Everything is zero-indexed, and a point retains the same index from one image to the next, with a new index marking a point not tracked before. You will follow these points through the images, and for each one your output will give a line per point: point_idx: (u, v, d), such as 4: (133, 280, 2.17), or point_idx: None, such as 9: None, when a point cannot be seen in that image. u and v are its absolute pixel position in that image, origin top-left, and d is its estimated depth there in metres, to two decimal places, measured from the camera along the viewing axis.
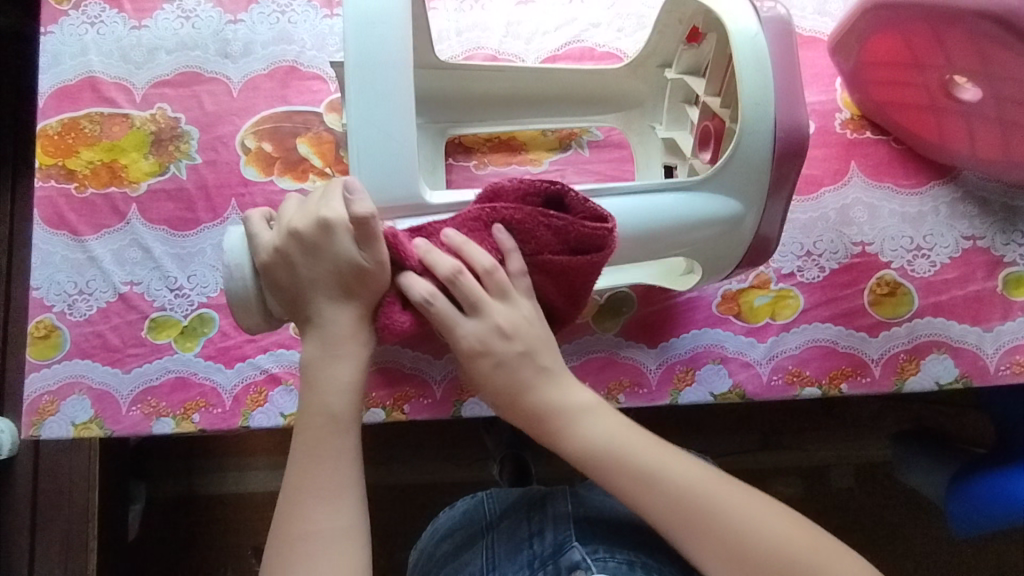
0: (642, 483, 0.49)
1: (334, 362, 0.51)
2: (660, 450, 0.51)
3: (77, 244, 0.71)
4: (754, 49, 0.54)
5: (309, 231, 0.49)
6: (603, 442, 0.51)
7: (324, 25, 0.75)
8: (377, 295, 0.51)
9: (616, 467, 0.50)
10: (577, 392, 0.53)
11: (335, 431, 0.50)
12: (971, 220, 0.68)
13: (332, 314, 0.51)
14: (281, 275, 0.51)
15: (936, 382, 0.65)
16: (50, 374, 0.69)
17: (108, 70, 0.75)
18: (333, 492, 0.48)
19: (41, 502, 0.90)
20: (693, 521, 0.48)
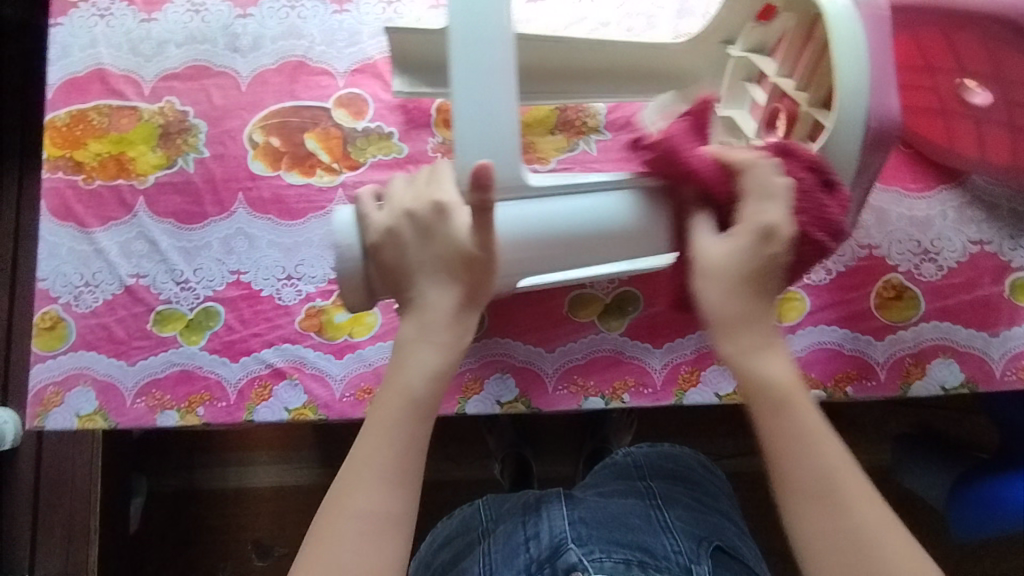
0: (794, 445, 0.46)
1: (430, 347, 0.50)
2: (826, 430, 0.47)
3: (83, 236, 0.71)
4: (851, 35, 0.53)
5: (422, 210, 0.51)
6: (784, 385, 0.48)
7: (334, 20, 0.75)
8: (473, 278, 0.50)
9: (789, 409, 0.47)
10: (779, 346, 0.49)
11: (406, 407, 0.48)
12: (980, 225, 0.68)
13: (431, 294, 0.50)
14: (387, 251, 0.51)
15: (942, 387, 0.65)
16: (56, 365, 0.69)
17: (116, 63, 0.75)
18: (396, 474, 0.47)
19: (44, 493, 0.91)
20: (834, 502, 0.44)
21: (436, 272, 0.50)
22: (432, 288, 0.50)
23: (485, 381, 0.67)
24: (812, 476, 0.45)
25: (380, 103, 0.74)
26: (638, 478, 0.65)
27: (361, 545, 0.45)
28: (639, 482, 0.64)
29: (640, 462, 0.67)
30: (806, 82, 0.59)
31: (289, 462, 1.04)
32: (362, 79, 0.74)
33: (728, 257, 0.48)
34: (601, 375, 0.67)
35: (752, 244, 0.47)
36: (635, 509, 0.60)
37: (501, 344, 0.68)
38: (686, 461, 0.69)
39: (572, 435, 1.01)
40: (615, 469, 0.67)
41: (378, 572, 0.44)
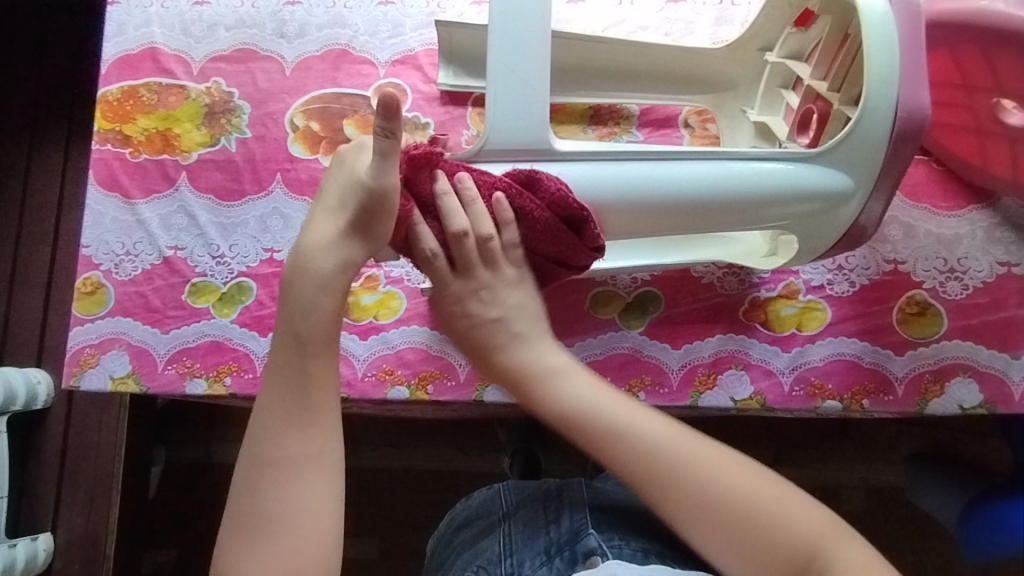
0: (622, 434, 0.48)
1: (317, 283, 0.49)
2: (630, 409, 0.49)
3: (127, 206, 0.74)
4: (885, 34, 0.53)
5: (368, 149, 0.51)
6: (571, 405, 0.50)
7: (378, 12, 0.77)
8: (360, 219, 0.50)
9: (577, 426, 0.50)
10: (554, 357, 0.54)
11: (301, 356, 0.48)
12: (1008, 246, 0.68)
13: (324, 217, 0.51)
14: (335, 169, 0.53)
15: (959, 406, 0.65)
16: (93, 329, 0.72)
17: (168, 42, 0.77)
18: (303, 419, 0.46)
19: (72, 453, 0.96)
20: (664, 478, 0.47)
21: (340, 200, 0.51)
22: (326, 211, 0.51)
23: None
24: (681, 469, 0.46)
25: (418, 94, 0.76)
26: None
27: (284, 489, 0.45)
28: None
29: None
30: (839, 82, 0.60)
31: None
32: (402, 70, 0.76)
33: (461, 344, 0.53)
34: (617, 372, 0.67)
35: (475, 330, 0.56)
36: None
37: None
38: None
39: None
40: None
41: (299, 517, 0.44)
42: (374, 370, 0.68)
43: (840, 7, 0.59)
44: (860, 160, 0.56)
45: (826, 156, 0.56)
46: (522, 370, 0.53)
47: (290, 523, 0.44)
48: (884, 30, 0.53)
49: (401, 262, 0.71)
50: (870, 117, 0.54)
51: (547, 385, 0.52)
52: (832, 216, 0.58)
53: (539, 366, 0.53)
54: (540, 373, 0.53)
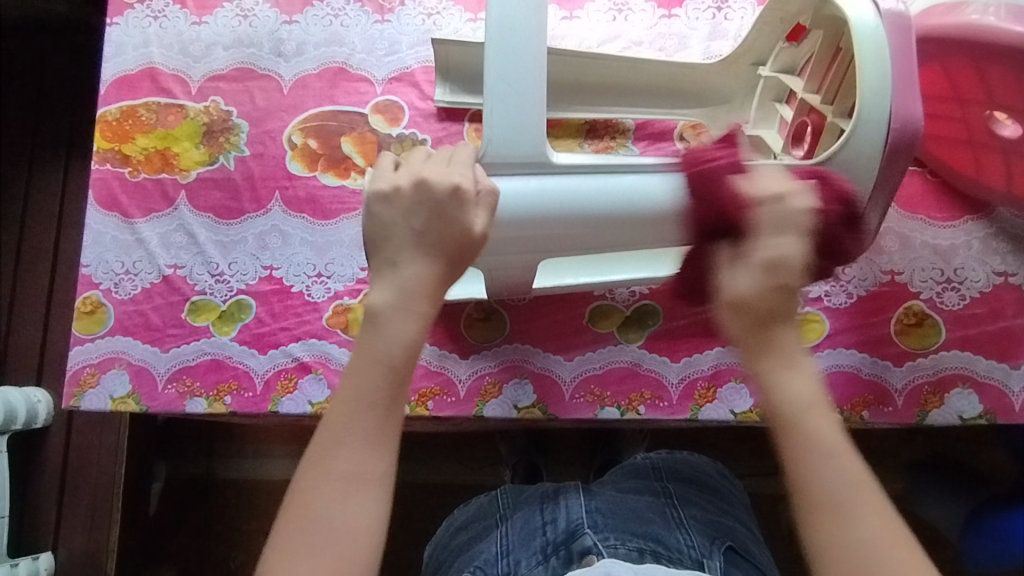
0: (819, 459, 0.46)
1: (397, 317, 0.49)
2: (847, 446, 0.46)
3: (126, 226, 0.75)
4: (875, 48, 0.54)
5: (439, 188, 0.51)
6: (807, 403, 0.48)
7: (375, 30, 0.78)
8: (451, 260, 0.51)
9: (800, 425, 0.47)
10: (803, 357, 0.50)
11: (386, 379, 0.48)
12: (1004, 257, 0.68)
13: (410, 263, 0.50)
14: (392, 214, 0.51)
15: (959, 416, 0.65)
16: (93, 348, 0.72)
17: (167, 62, 0.78)
18: (372, 442, 0.46)
19: (72, 471, 0.96)
20: (845, 517, 0.44)
21: (420, 247, 0.51)
22: (411, 257, 0.50)
23: (503, 386, 0.69)
24: (855, 529, 0.44)
25: (415, 111, 0.76)
26: (655, 478, 0.66)
27: (339, 504, 0.45)
28: (655, 481, 0.65)
29: (658, 463, 0.68)
30: (832, 94, 0.60)
31: None
32: (399, 87, 0.77)
33: (757, 291, 0.50)
34: (617, 386, 0.68)
35: (764, 276, 0.50)
36: (650, 505, 0.61)
37: (521, 350, 0.70)
38: (705, 468, 0.69)
39: (583, 447, 1.01)
40: (630, 469, 0.68)
41: (355, 536, 0.44)
42: None
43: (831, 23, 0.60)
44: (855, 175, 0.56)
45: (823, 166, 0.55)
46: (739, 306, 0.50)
47: (339, 542, 0.44)
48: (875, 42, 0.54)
49: None
50: (862, 131, 0.54)
51: (783, 373, 0.49)
52: None
53: (788, 387, 0.48)
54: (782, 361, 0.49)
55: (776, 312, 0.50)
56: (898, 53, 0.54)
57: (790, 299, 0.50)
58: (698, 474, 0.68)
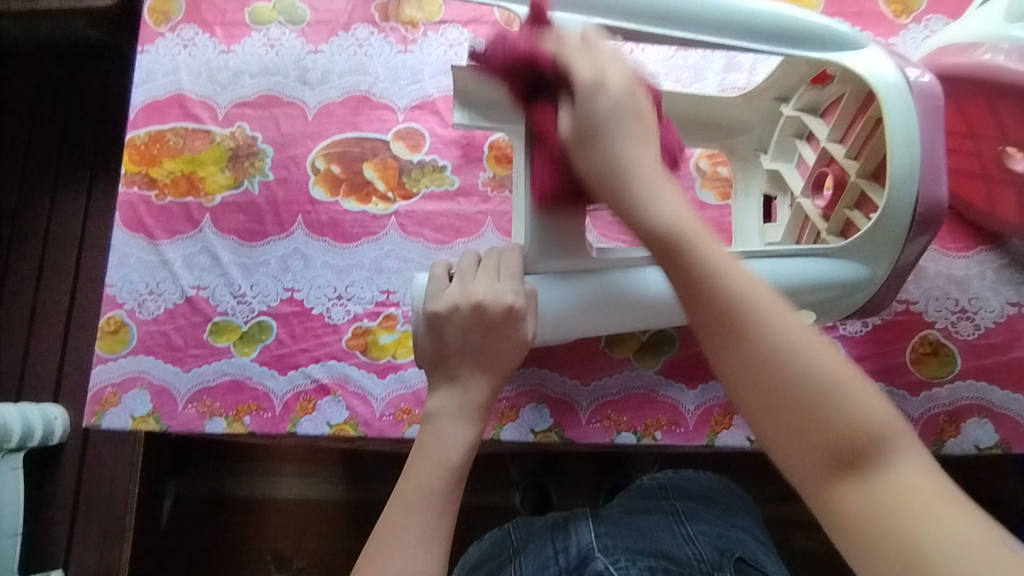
0: (714, 283, 0.42)
1: (455, 421, 0.51)
2: (741, 268, 0.43)
3: (151, 247, 0.76)
4: (905, 123, 0.54)
5: (494, 309, 0.53)
6: (717, 282, 0.42)
7: (398, 59, 0.80)
8: (508, 372, 0.54)
9: (681, 247, 0.43)
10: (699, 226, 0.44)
11: (447, 475, 0.49)
12: (1018, 287, 0.69)
13: (470, 377, 0.53)
14: (452, 333, 0.54)
15: (975, 446, 0.65)
16: (116, 367, 0.73)
17: (195, 89, 0.80)
18: (430, 537, 0.47)
19: (85, 488, 0.96)
20: (748, 342, 0.40)
21: (476, 364, 0.53)
22: (470, 372, 0.53)
23: (521, 411, 0.69)
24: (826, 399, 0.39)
25: (436, 138, 0.78)
26: (661, 498, 0.67)
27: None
28: (663, 501, 0.66)
29: (664, 484, 0.69)
30: (856, 150, 0.61)
31: (316, 476, 1.06)
32: (421, 115, 0.79)
33: (573, 133, 0.48)
34: (634, 412, 0.69)
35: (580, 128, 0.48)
36: (659, 523, 0.62)
37: (539, 375, 0.70)
38: (709, 484, 0.70)
39: (594, 470, 1.02)
40: (639, 492, 0.69)
41: None
42: (391, 409, 0.71)
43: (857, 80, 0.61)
44: (878, 246, 0.57)
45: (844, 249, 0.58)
46: (581, 146, 0.48)
47: None
48: (906, 115, 0.55)
49: None
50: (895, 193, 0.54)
51: (636, 185, 0.46)
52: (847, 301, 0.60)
53: (637, 183, 0.46)
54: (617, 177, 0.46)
55: (603, 157, 0.47)
56: (925, 125, 0.55)
57: (614, 132, 0.47)
58: (705, 492, 0.69)
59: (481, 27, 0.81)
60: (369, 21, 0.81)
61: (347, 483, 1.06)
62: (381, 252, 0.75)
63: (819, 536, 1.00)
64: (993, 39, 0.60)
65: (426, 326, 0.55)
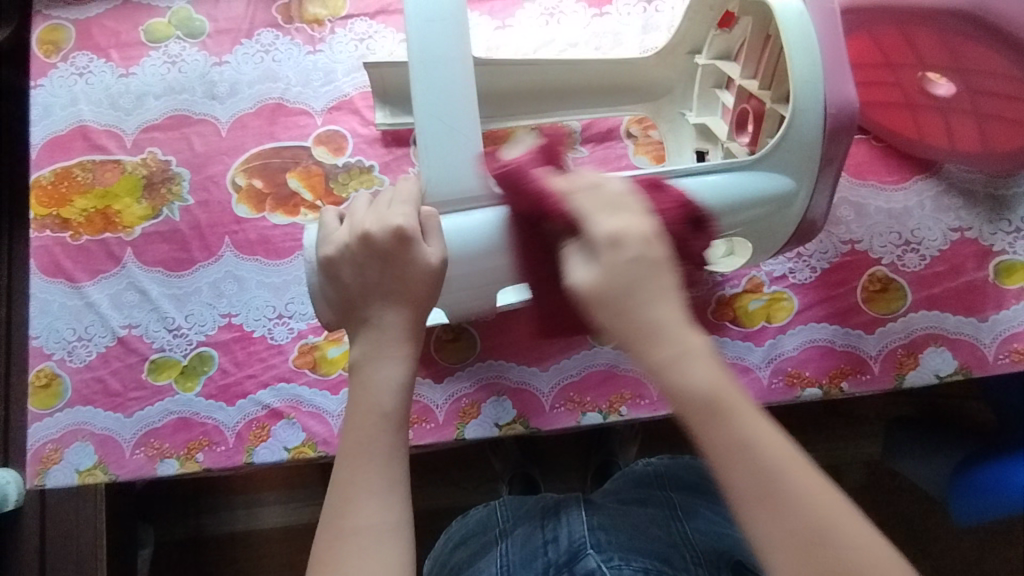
0: (677, 365, 0.40)
1: (381, 362, 0.49)
2: (683, 326, 0.41)
3: (74, 291, 0.72)
4: (804, 38, 0.54)
5: (383, 237, 0.50)
6: (713, 398, 0.39)
7: (308, 61, 0.77)
8: (423, 300, 0.50)
9: (628, 313, 0.40)
10: (691, 333, 0.41)
11: (384, 424, 0.48)
12: (957, 212, 0.69)
13: (381, 315, 0.50)
14: (349, 274, 0.51)
15: (936, 375, 0.65)
16: (53, 422, 0.69)
17: (97, 119, 0.76)
18: (384, 487, 0.46)
19: (47, 554, 0.90)
20: (726, 420, 0.39)
21: (384, 296, 0.50)
22: (381, 308, 0.50)
23: (482, 406, 0.67)
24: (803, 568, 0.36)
25: (359, 137, 0.75)
26: (657, 487, 0.65)
27: (363, 560, 0.44)
28: (659, 491, 0.64)
29: (661, 471, 0.67)
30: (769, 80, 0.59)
31: (297, 500, 1.03)
32: (340, 116, 0.75)
33: (600, 276, 0.41)
34: (597, 390, 0.67)
35: (602, 254, 0.41)
36: (653, 519, 0.60)
37: (495, 366, 0.68)
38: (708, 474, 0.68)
39: (578, 450, 1.00)
40: (632, 478, 0.67)
41: None
42: None
43: (756, 9, 0.59)
44: (798, 160, 0.56)
45: (764, 160, 0.56)
46: (601, 284, 0.41)
47: None
48: (801, 31, 0.54)
49: None
50: (802, 122, 0.54)
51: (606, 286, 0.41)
52: (782, 215, 0.58)
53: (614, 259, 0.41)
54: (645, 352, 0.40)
55: (637, 282, 0.41)
56: (823, 38, 0.54)
57: (645, 267, 0.41)
58: (703, 480, 0.66)
59: (390, 17, 0.78)
60: (272, 25, 0.78)
61: None
62: None
63: None
64: None
65: (326, 275, 0.53)
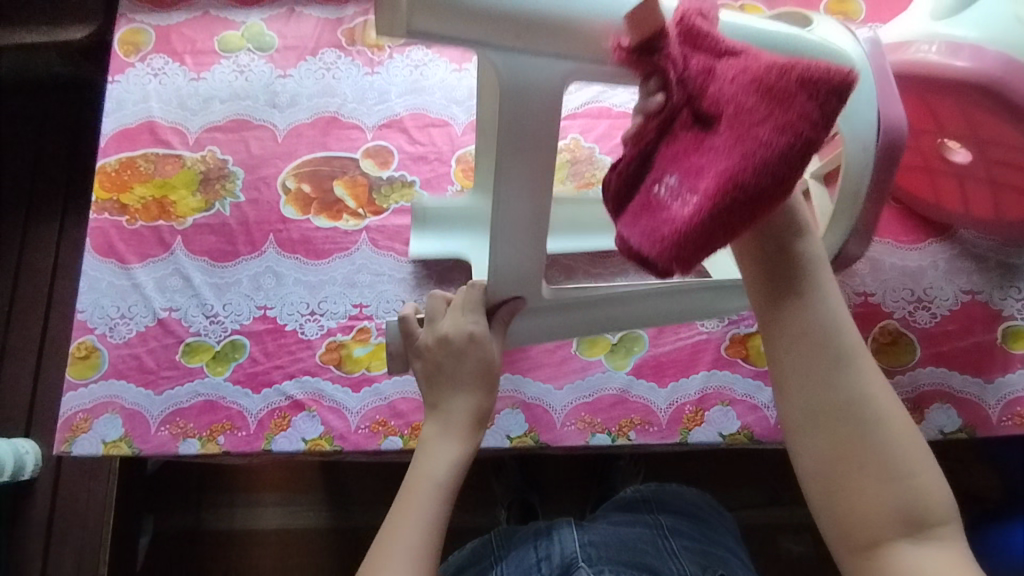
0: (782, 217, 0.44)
1: (443, 441, 0.54)
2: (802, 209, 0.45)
3: (122, 271, 0.76)
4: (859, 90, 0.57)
5: (457, 337, 0.58)
6: (808, 258, 0.43)
7: (365, 81, 0.82)
8: (491, 385, 0.57)
9: None
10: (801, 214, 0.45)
11: (434, 498, 0.51)
12: (969, 275, 0.71)
13: (452, 400, 0.56)
14: (425, 366, 0.58)
15: (941, 431, 0.67)
16: (87, 393, 0.72)
17: (165, 116, 0.82)
18: (422, 548, 0.49)
19: (54, 526, 0.92)
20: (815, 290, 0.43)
21: (456, 384, 0.56)
22: (452, 394, 0.56)
23: (496, 417, 0.70)
24: (836, 397, 0.41)
25: (404, 154, 0.80)
26: (646, 511, 0.66)
27: None
28: (648, 513, 0.66)
29: (647, 496, 0.68)
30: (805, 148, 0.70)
31: (299, 503, 1.04)
32: (389, 133, 0.81)
33: None
34: (608, 413, 0.70)
35: None
36: (642, 536, 0.62)
37: (512, 380, 0.71)
38: (694, 497, 0.70)
39: (578, 482, 1.01)
40: (622, 503, 0.69)
41: None
42: (367, 422, 0.70)
43: None
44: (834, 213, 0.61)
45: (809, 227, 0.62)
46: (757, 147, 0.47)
47: None
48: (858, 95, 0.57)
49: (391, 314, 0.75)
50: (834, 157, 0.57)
51: None
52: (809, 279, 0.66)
53: None
54: (792, 225, 0.44)
55: None
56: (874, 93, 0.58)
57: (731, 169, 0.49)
58: (688, 502, 0.68)
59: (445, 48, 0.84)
60: (336, 45, 0.84)
61: (329, 510, 1.04)
62: (352, 267, 0.76)
63: (805, 541, 0.98)
64: (922, 39, 0.62)
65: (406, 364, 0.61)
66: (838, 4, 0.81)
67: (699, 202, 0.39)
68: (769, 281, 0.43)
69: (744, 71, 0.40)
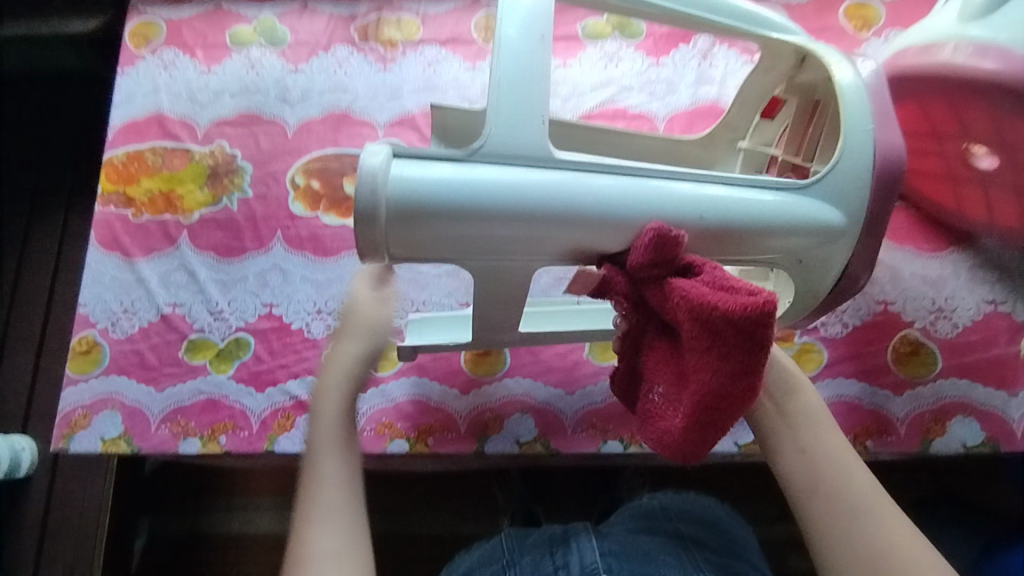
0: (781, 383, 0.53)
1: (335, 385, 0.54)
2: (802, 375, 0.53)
3: (127, 265, 0.75)
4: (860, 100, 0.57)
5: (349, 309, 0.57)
6: (807, 414, 0.51)
7: (377, 77, 0.81)
8: (372, 334, 0.55)
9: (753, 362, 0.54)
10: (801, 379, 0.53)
11: (341, 444, 0.51)
12: (992, 285, 0.70)
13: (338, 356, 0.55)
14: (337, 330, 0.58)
15: (963, 444, 0.65)
16: (87, 389, 0.71)
17: (175, 109, 0.81)
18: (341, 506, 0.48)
19: (48, 526, 0.90)
20: (818, 442, 0.49)
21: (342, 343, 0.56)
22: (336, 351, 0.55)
23: (505, 422, 0.68)
24: (857, 539, 0.45)
25: None
26: (666, 522, 0.64)
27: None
28: (668, 524, 0.63)
29: (667, 505, 0.66)
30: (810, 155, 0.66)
31: None
32: (400, 131, 0.79)
33: None
34: (620, 419, 0.68)
35: None
36: (663, 547, 0.59)
37: (522, 384, 0.69)
38: (716, 509, 0.67)
39: (583, 491, 0.99)
40: (639, 511, 0.66)
41: None
42: (372, 425, 0.68)
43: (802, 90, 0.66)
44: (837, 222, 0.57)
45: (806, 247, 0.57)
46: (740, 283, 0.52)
47: None
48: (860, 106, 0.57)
49: (399, 314, 0.73)
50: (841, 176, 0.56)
51: None
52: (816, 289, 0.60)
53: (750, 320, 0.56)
54: (786, 387, 0.52)
55: None
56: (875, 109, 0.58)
57: None
58: (708, 512, 0.66)
59: (459, 46, 0.83)
60: (348, 41, 0.83)
61: None
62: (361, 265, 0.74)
63: None
64: (953, 38, 0.60)
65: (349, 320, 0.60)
66: (858, 9, 0.81)
67: (682, 420, 0.46)
68: (775, 438, 0.51)
69: (688, 299, 0.45)
